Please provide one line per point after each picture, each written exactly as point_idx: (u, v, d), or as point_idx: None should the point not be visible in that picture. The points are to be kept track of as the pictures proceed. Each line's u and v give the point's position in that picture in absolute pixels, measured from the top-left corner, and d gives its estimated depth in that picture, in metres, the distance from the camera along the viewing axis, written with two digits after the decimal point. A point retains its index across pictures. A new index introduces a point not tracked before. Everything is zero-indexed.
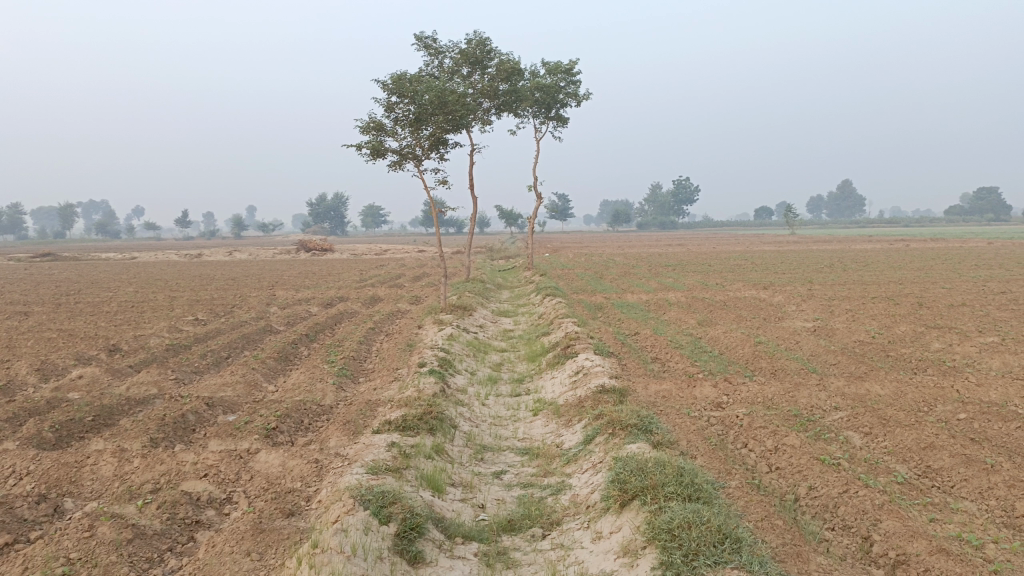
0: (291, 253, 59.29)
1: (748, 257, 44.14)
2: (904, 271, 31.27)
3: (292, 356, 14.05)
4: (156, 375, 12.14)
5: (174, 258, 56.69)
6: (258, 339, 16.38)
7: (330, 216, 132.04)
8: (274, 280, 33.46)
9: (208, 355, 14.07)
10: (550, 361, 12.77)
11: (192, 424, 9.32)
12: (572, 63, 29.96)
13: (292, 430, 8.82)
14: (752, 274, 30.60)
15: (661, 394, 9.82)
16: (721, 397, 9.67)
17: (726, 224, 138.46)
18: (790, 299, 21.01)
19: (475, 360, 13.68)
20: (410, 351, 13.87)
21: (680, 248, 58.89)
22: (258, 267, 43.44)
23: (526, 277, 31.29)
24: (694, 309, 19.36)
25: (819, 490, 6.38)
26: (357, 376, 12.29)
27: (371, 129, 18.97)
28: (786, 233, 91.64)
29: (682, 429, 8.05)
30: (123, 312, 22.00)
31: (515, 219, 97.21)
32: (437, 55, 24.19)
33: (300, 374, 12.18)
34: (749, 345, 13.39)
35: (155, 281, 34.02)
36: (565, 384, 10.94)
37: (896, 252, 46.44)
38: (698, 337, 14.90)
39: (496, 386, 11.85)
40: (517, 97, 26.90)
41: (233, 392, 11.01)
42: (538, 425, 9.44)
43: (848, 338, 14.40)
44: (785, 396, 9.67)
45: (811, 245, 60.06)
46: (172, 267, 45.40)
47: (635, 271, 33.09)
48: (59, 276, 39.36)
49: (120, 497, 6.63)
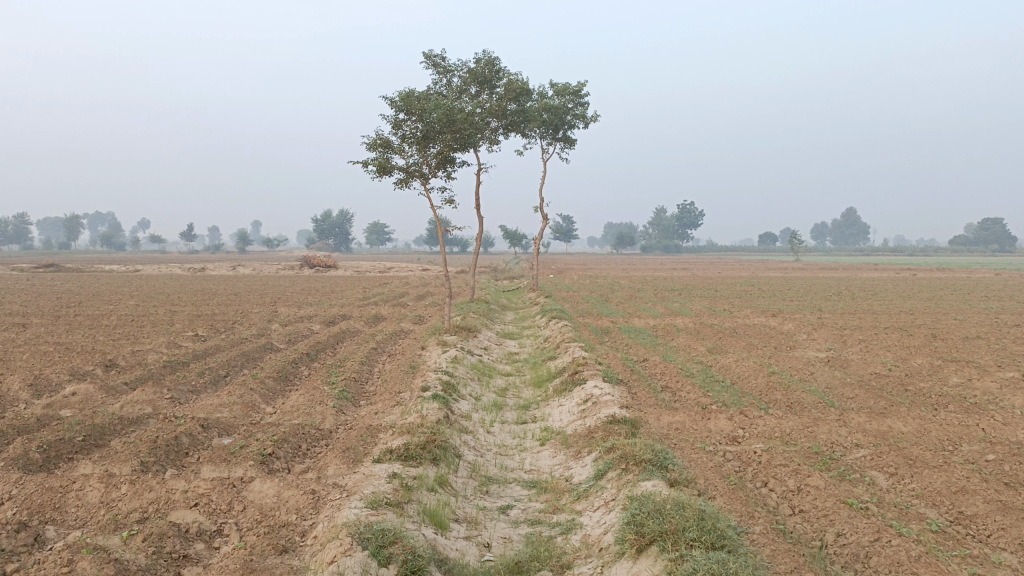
0: (295, 269, 59.13)
1: (755, 282, 43.75)
2: (914, 301, 30.88)
3: (292, 375, 13.69)
4: (151, 394, 11.79)
5: (178, 271, 56.58)
6: (258, 357, 16.03)
7: (335, 233, 132.06)
8: (277, 296, 33.15)
9: (206, 373, 13.71)
10: (557, 387, 12.39)
11: (185, 447, 8.96)
12: (581, 85, 29.83)
13: (289, 457, 8.45)
14: (760, 301, 30.17)
15: (674, 426, 9.44)
16: (737, 430, 9.29)
17: (730, 249, 138.24)
18: (801, 328, 20.61)
19: (480, 384, 13.31)
20: (413, 373, 13.51)
21: (686, 272, 58.55)
22: (261, 282, 43.13)
23: (531, 299, 30.94)
24: (703, 336, 18.98)
25: (848, 537, 5.99)
26: (358, 399, 11.93)
27: (378, 145, 18.74)
28: (791, 259, 91.37)
29: (699, 465, 7.67)
30: (123, 325, 21.67)
31: (520, 239, 97.11)
32: (446, 73, 24.05)
33: (299, 395, 11.81)
34: (762, 376, 13.00)
35: (157, 295, 33.74)
36: (574, 412, 10.56)
37: (904, 281, 46.01)
38: (708, 365, 14.51)
39: (501, 412, 11.48)
40: (525, 118, 26.73)
41: (229, 413, 10.65)
42: (545, 456, 9.05)
43: (863, 370, 13.99)
44: (803, 431, 9.28)
45: (818, 273, 59.57)
46: (175, 281, 45.13)
47: (641, 295, 32.74)
48: (61, 287, 39.13)
49: (104, 527, 6.26)
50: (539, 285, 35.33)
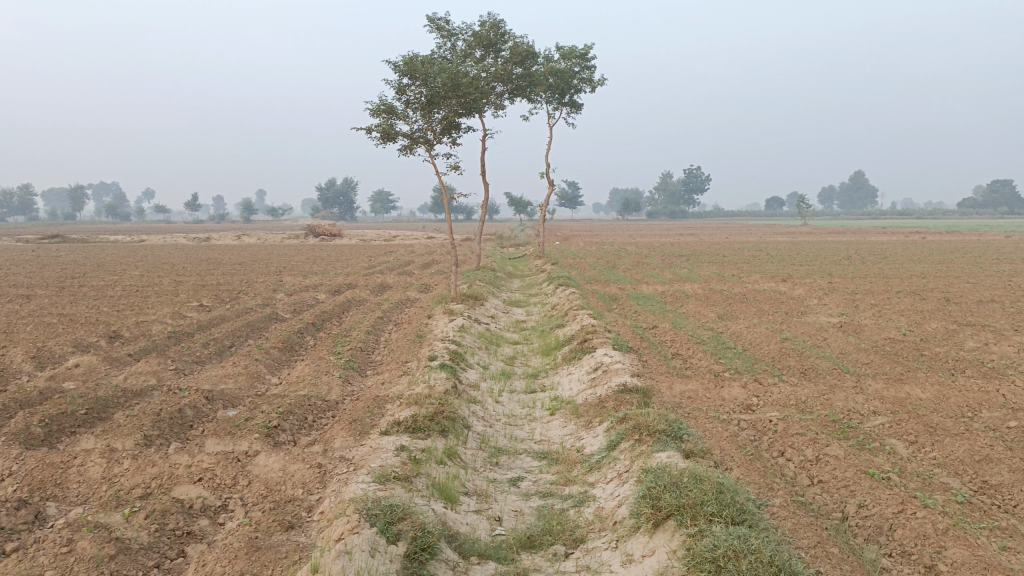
0: (300, 238, 58.96)
1: (764, 247, 43.35)
2: (925, 264, 30.48)
3: (298, 345, 13.52)
4: (155, 366, 11.64)
5: (183, 241, 56.41)
6: (263, 327, 15.86)
7: (339, 201, 131.50)
8: (282, 265, 32.97)
9: (210, 343, 13.55)
10: (566, 356, 12.19)
11: (189, 420, 8.81)
12: (587, 47, 29.21)
13: (295, 429, 8.28)
14: (769, 266, 29.83)
15: (687, 395, 9.24)
16: (751, 399, 9.09)
17: (737, 214, 137.34)
18: (812, 293, 20.32)
19: (488, 353, 13.13)
20: (420, 343, 13.32)
21: (693, 238, 58.06)
22: (266, 252, 42.93)
23: (537, 266, 30.70)
24: (713, 302, 18.74)
25: (871, 509, 5.80)
26: (365, 368, 11.75)
27: (381, 111, 18.36)
28: (798, 224, 90.81)
29: (714, 435, 7.47)
30: (127, 296, 21.53)
31: (526, 206, 96.49)
32: (450, 37, 23.53)
33: (304, 366, 11.64)
34: (774, 342, 12.78)
35: (162, 265, 33.60)
36: (584, 381, 10.37)
37: (914, 244, 45.60)
38: (720, 331, 14.29)
39: (510, 381, 11.32)
40: (531, 82, 26.20)
41: (234, 385, 10.50)
42: (555, 426, 8.88)
43: (878, 335, 13.73)
44: (819, 399, 9.08)
45: (826, 236, 58.97)
46: (180, 250, 44.98)
47: (648, 261, 32.44)
48: (66, 258, 39.04)
49: (106, 504, 6.11)
50: (545, 252, 35.00)
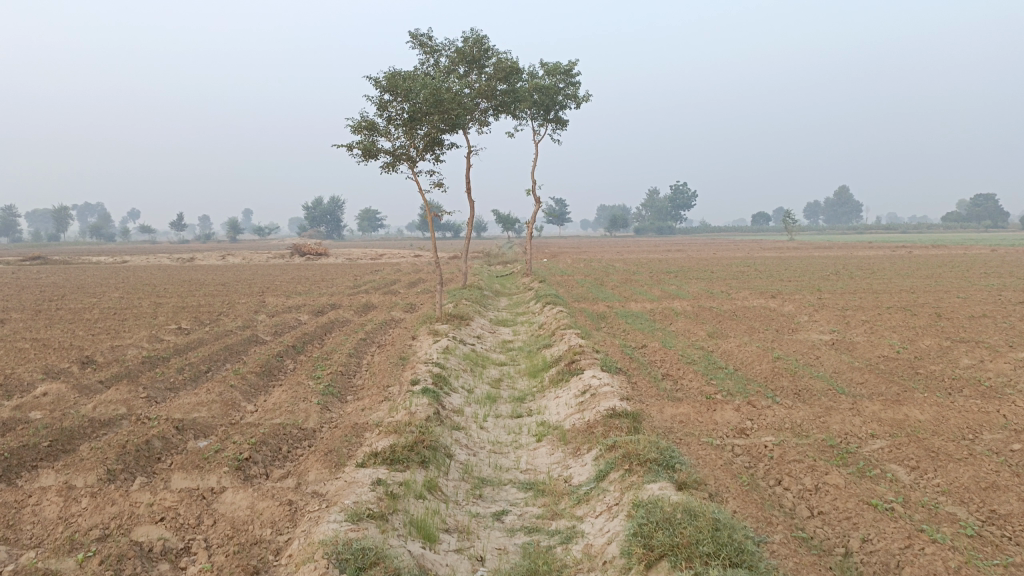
0: (285, 257, 58.33)
1: (752, 263, 43.23)
2: (913, 279, 30.38)
3: (276, 369, 13.08)
4: (126, 393, 11.16)
5: (166, 262, 55.68)
6: (242, 351, 15.40)
7: (326, 220, 130.99)
8: (265, 286, 32.46)
9: (186, 369, 13.09)
10: (553, 378, 11.84)
11: (157, 452, 8.37)
12: (571, 64, 29.10)
13: (267, 461, 7.87)
14: (758, 282, 29.61)
15: (678, 419, 8.90)
16: (745, 422, 8.75)
17: (724, 230, 137.80)
18: (802, 309, 20.07)
19: (473, 375, 12.75)
20: (403, 366, 12.92)
21: (681, 254, 57.95)
22: (250, 271, 42.37)
23: (524, 284, 30.37)
24: (702, 319, 18.44)
25: (876, 544, 5.46)
26: (345, 394, 11.33)
27: (363, 128, 18.06)
28: (785, 240, 91.04)
29: (708, 463, 7.12)
30: (104, 319, 20.98)
31: (513, 223, 96.22)
32: (433, 53, 23.32)
33: (282, 392, 11.20)
34: (767, 362, 12.47)
35: (143, 287, 32.96)
36: (572, 405, 10.01)
37: (901, 259, 45.67)
38: (710, 350, 13.97)
39: (495, 406, 10.94)
40: (515, 98, 26.02)
41: (207, 413, 10.05)
42: (542, 454, 8.50)
43: (871, 353, 13.46)
44: (815, 422, 8.75)
45: (814, 251, 58.90)
46: (163, 271, 44.37)
47: (637, 278, 32.18)
48: (46, 280, 38.28)
49: (58, 548, 5.66)
50: (532, 270, 34.68)
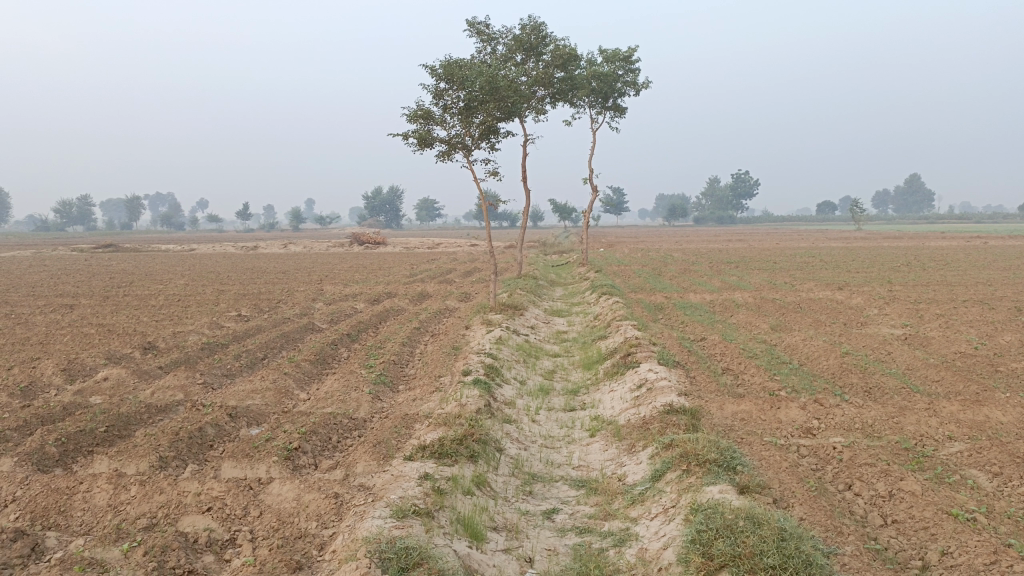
0: (344, 246, 59.24)
1: (817, 254, 41.84)
2: (991, 270, 28.88)
3: (330, 358, 13.09)
4: (183, 380, 11.30)
5: (230, 249, 57.17)
6: (298, 338, 15.52)
7: (386, 209, 132.54)
8: (324, 274, 32.88)
9: (242, 356, 13.22)
10: (608, 370, 11.53)
11: (210, 439, 8.40)
12: (631, 50, 28.47)
13: (316, 452, 7.79)
14: (824, 273, 28.55)
15: (740, 416, 8.49)
16: (812, 421, 8.32)
17: (787, 219, 134.24)
18: (871, 302, 19.19)
19: (526, 367, 12.52)
20: (455, 356, 12.78)
21: (742, 243, 56.57)
22: (309, 260, 43.03)
23: (580, 274, 29.99)
24: (764, 312, 17.81)
25: (957, 558, 5.02)
26: (397, 384, 11.23)
27: (418, 117, 17.95)
28: (851, 229, 88.12)
29: (771, 465, 6.74)
30: (168, 305, 21.50)
31: (570, 212, 95.52)
32: (490, 41, 23.08)
33: (334, 380, 11.17)
34: (834, 357, 11.88)
35: (206, 274, 33.74)
36: (627, 400, 9.69)
37: (976, 249, 43.61)
38: (773, 344, 13.41)
39: (548, 398, 10.70)
40: (573, 85, 25.59)
41: (260, 400, 10.07)
42: (595, 450, 8.22)
43: (947, 349, 12.71)
44: (887, 422, 8.25)
45: (883, 241, 56.73)
46: (227, 259, 45.48)
47: (696, 268, 31.48)
48: (116, 267, 39.56)
49: (105, 537, 5.64)
50: (589, 259, 34.26)
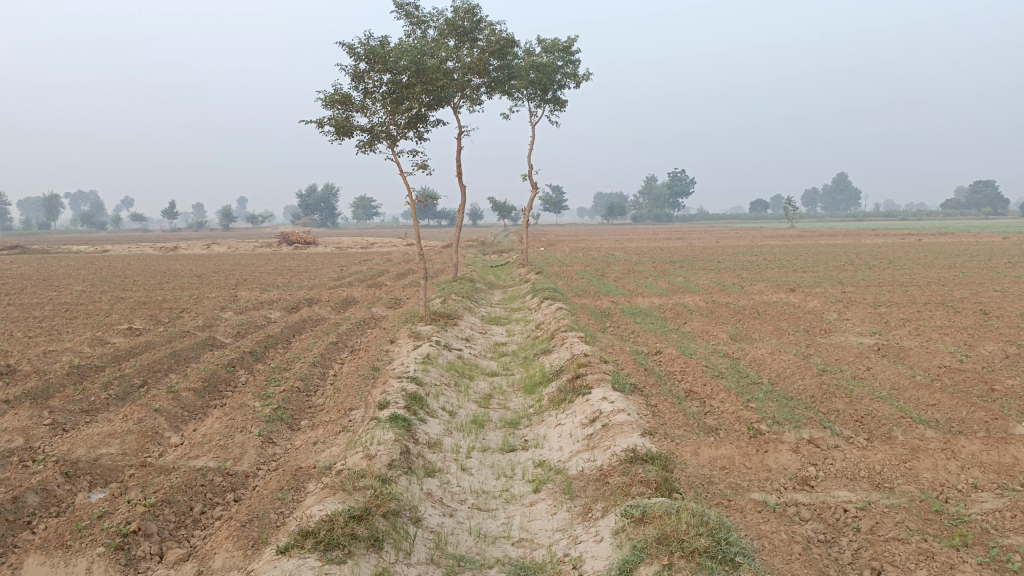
0: (272, 246, 56.04)
1: (761, 252, 41.04)
2: (936, 269, 28.28)
3: (223, 384, 10.95)
4: (27, 420, 9.02)
5: (147, 251, 53.49)
6: (191, 357, 13.23)
7: (321, 207, 128.51)
8: (243, 278, 30.21)
9: (114, 383, 10.93)
10: (554, 398, 9.71)
11: (27, 514, 6.25)
12: (571, 40, 26.86)
13: (164, 535, 5.78)
14: (771, 273, 27.49)
15: (719, 464, 6.79)
16: (807, 470, 6.71)
17: (723, 218, 135.65)
18: (830, 306, 17.92)
19: (457, 392, 10.61)
20: (373, 380, 10.80)
21: (682, 242, 55.78)
22: (231, 262, 40.07)
23: (520, 276, 28.28)
24: (721, 318, 16.36)
25: None
26: (297, 420, 9.19)
27: (335, 102, 15.86)
28: (785, 227, 89.01)
29: (776, 548, 5.04)
30: (51, 318, 18.73)
31: (508, 212, 93.72)
32: (420, 24, 21.12)
33: (219, 417, 9.05)
34: (810, 375, 10.38)
35: (110, 279, 30.62)
36: (577, 439, 7.91)
37: (911, 247, 43.80)
38: (737, 359, 11.84)
39: (483, 434, 8.84)
40: (511, 75, 23.83)
41: (117, 451, 7.93)
42: (540, 514, 6.38)
43: (930, 363, 11.31)
44: (899, 469, 6.69)
45: (818, 240, 56.69)
46: (140, 261, 42.06)
47: (640, 269, 30.18)
48: (11, 271, 35.83)
49: None
50: (529, 260, 32.51)
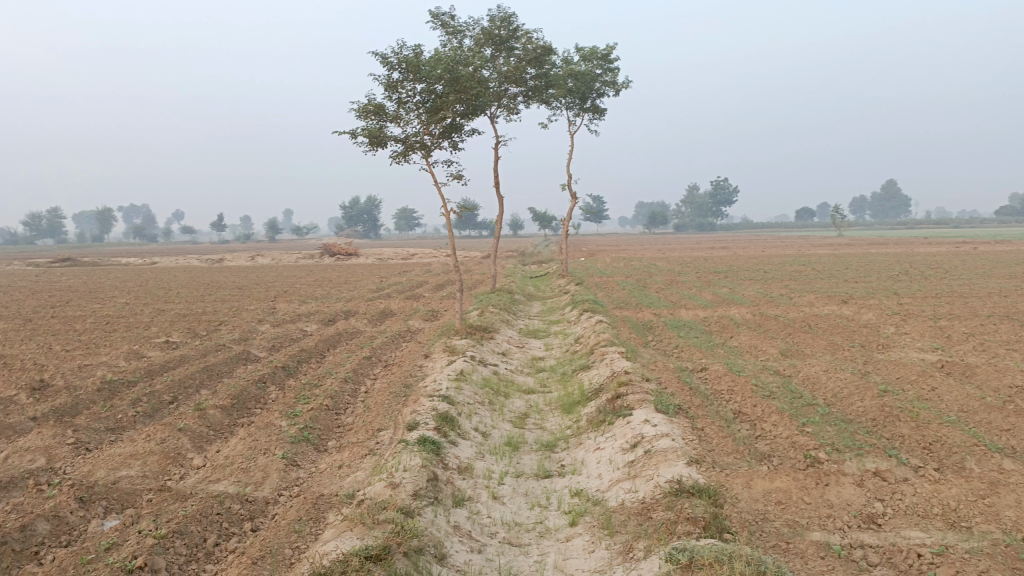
0: (314, 257, 56.49)
1: (810, 261, 39.79)
2: (998, 279, 26.93)
3: (252, 401, 10.65)
4: (51, 440, 8.80)
5: (193, 262, 54.40)
6: (223, 373, 12.98)
7: (363, 219, 129.74)
8: (282, 289, 30.22)
9: (143, 400, 10.70)
10: (592, 420, 9.17)
11: (35, 543, 5.93)
12: (611, 47, 26.35)
13: (172, 571, 5.40)
14: (820, 283, 26.49)
15: (774, 499, 6.19)
16: (874, 506, 6.07)
17: (768, 226, 133.13)
18: (886, 319, 17.01)
19: (492, 411, 10.13)
20: (404, 398, 10.38)
21: (726, 252, 54.59)
22: (273, 274, 40.26)
23: (560, 287, 27.75)
24: (769, 332, 15.61)
25: None
26: (324, 441, 8.81)
27: (369, 112, 15.59)
28: (832, 236, 86.78)
29: None
30: (91, 331, 18.78)
31: (549, 221, 93.20)
32: (457, 34, 20.84)
33: (243, 437, 8.71)
34: (869, 395, 9.65)
35: (152, 291, 30.89)
36: (618, 466, 7.36)
37: (968, 255, 42.08)
38: (788, 377, 11.13)
39: (517, 458, 8.34)
40: (549, 83, 23.42)
41: (137, 473, 7.63)
42: (576, 551, 5.85)
43: (1002, 383, 10.46)
44: (977, 506, 6.01)
45: (868, 248, 55.01)
46: (186, 273, 42.60)
47: (684, 279, 29.39)
48: (61, 284, 36.55)
49: None
50: (569, 271, 31.95)
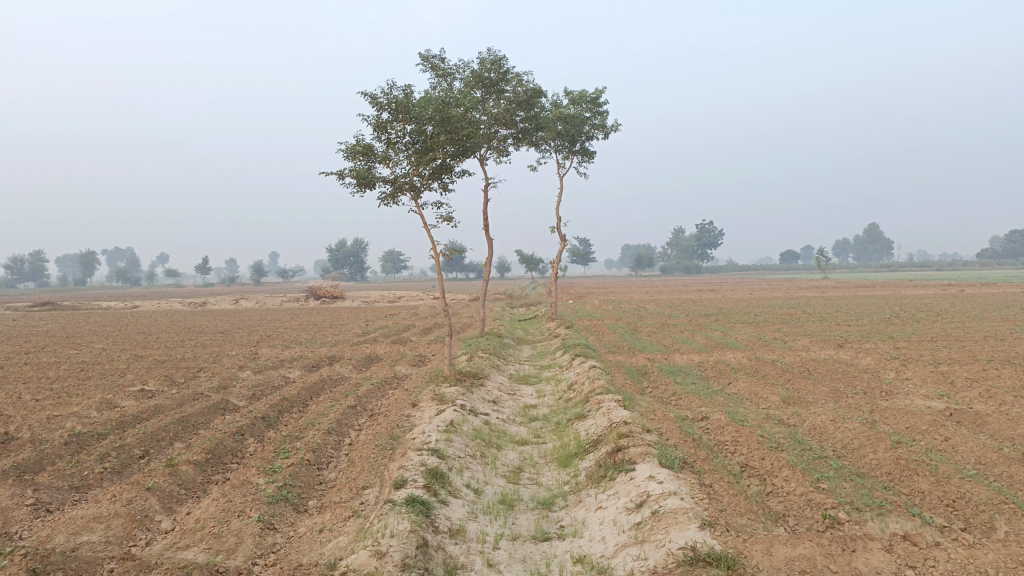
0: (299, 300, 55.76)
1: (801, 304, 39.57)
2: (991, 322, 26.70)
3: (228, 455, 10.00)
4: (9, 500, 8.13)
5: (176, 307, 53.48)
6: (200, 424, 12.31)
7: (350, 262, 129.20)
8: (266, 334, 29.52)
9: (112, 455, 10.03)
10: (592, 476, 8.61)
11: None
12: (599, 91, 26.35)
13: None
14: (814, 327, 26.15)
15: (798, 567, 5.64)
16: (906, 575, 5.55)
17: (753, 269, 133.82)
18: (885, 364, 16.59)
19: (484, 465, 9.55)
20: (391, 452, 9.78)
21: (715, 294, 54.32)
22: (257, 318, 39.53)
23: (549, 331, 27.27)
24: (768, 378, 15.14)
25: None
26: (304, 501, 8.18)
27: (357, 152, 15.25)
28: (818, 278, 87.11)
29: None
30: (64, 379, 18.01)
31: (536, 264, 92.97)
32: (446, 76, 20.69)
33: (216, 497, 8.07)
34: (882, 447, 9.15)
35: (132, 336, 30.08)
36: (623, 530, 6.80)
37: (956, 298, 42.11)
38: (794, 427, 10.62)
39: (513, 519, 7.76)
40: (538, 125, 23.27)
41: (99, 538, 6.98)
42: None
43: (1017, 432, 10.00)
44: (1019, 574, 5.49)
45: (855, 290, 55.03)
46: (167, 318, 41.73)
47: (675, 323, 29.00)
48: (38, 329, 35.59)
49: None
50: (559, 315, 31.49)
